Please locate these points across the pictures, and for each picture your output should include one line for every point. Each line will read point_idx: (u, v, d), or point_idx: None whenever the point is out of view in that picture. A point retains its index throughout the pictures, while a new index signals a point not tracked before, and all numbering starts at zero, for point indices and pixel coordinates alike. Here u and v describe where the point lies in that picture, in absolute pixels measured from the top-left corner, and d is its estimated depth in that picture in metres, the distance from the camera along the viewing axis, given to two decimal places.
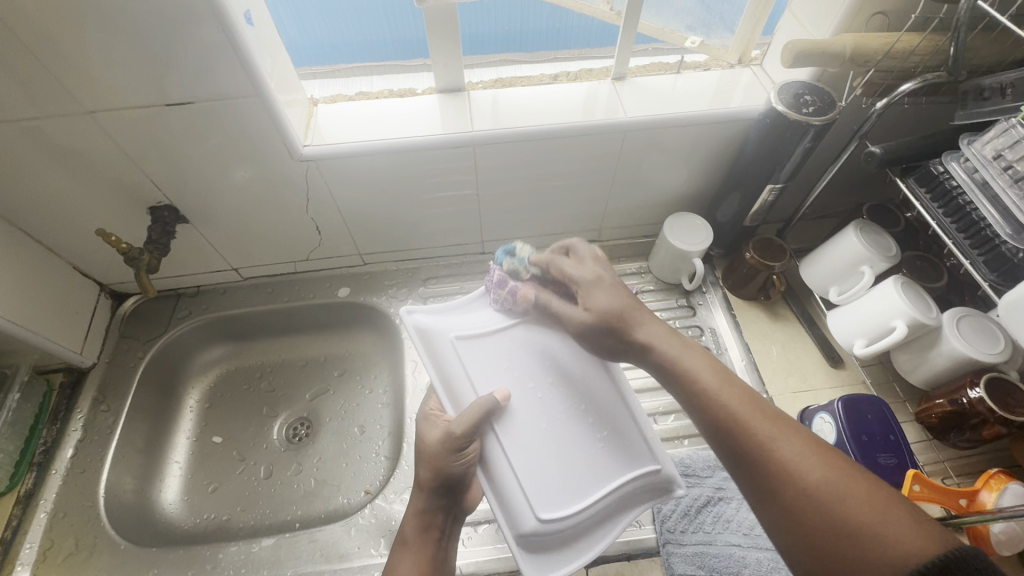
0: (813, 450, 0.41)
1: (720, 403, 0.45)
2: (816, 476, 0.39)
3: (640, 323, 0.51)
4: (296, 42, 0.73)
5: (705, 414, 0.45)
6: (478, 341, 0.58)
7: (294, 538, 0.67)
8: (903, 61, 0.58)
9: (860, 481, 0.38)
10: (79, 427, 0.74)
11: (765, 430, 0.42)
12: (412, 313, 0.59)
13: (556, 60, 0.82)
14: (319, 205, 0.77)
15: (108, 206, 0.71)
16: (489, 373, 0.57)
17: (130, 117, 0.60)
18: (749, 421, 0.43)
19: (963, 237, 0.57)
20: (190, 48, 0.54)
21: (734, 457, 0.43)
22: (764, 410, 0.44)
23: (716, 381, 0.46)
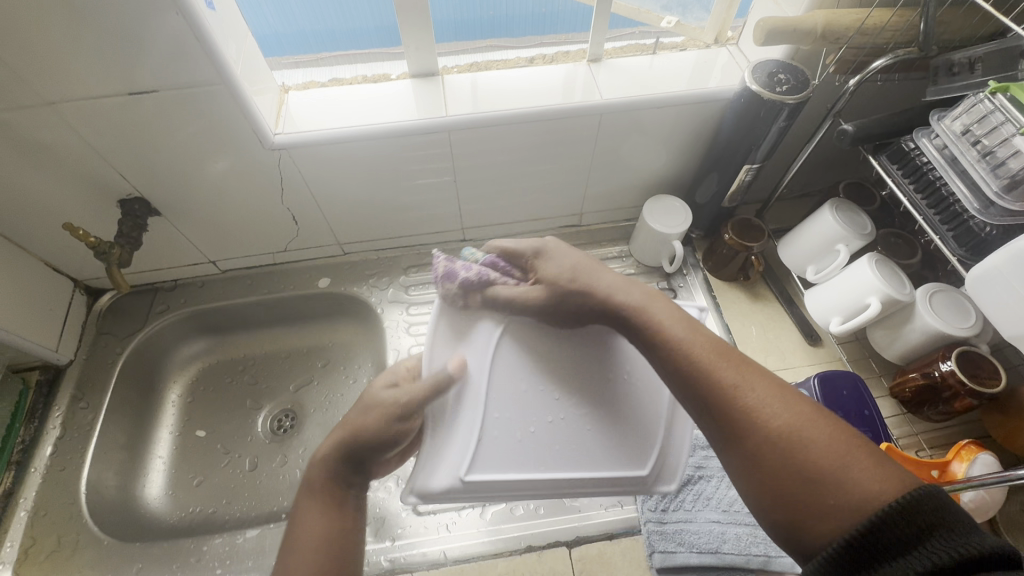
0: (779, 394, 0.40)
1: (681, 348, 0.44)
2: (781, 422, 0.38)
3: (593, 277, 0.50)
4: (277, 29, 0.71)
5: (667, 359, 0.44)
6: (481, 417, 0.50)
7: (279, 528, 0.67)
8: (875, 38, 0.58)
9: (824, 426, 0.38)
10: (57, 424, 0.74)
11: (733, 376, 0.41)
12: (420, 496, 0.46)
13: (543, 43, 0.80)
14: (295, 195, 0.76)
15: (77, 201, 0.69)
16: (504, 437, 0.50)
17: (93, 107, 0.58)
18: (713, 364, 0.42)
19: (934, 213, 0.57)
20: (153, 36, 0.53)
21: (695, 402, 0.42)
22: (731, 358, 0.42)
23: (681, 327, 0.45)
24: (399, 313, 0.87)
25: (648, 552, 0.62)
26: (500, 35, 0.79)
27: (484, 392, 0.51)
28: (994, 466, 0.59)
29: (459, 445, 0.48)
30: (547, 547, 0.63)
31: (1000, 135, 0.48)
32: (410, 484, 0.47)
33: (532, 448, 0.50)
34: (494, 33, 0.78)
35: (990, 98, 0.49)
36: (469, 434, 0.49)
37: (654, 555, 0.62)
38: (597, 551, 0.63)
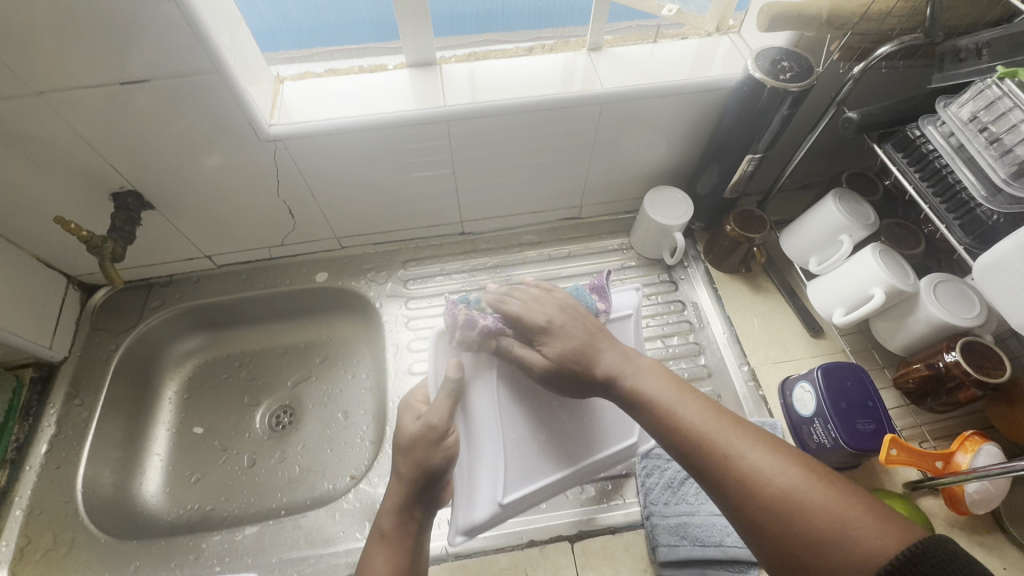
0: (772, 454, 0.41)
1: (681, 421, 0.46)
2: (776, 483, 0.40)
3: (594, 358, 0.52)
4: (271, 25, 0.69)
5: (668, 434, 0.46)
6: (501, 445, 0.55)
7: (278, 525, 0.66)
8: (880, 24, 0.57)
9: (817, 485, 0.39)
10: (52, 422, 0.73)
11: (724, 440, 0.43)
12: (466, 532, 0.53)
13: (538, 37, 0.79)
14: (291, 188, 0.75)
15: (69, 194, 0.68)
16: (518, 456, 0.56)
17: (83, 98, 0.57)
18: (708, 437, 0.43)
19: (940, 202, 0.56)
20: (143, 24, 0.52)
21: (699, 474, 0.44)
22: (723, 420, 0.45)
23: (676, 400, 0.47)
24: (398, 308, 0.86)
25: (651, 545, 0.61)
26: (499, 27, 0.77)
27: (498, 421, 0.56)
28: (999, 457, 0.58)
29: (487, 479, 0.54)
30: (549, 541, 0.63)
31: (1009, 121, 0.48)
32: (454, 526, 0.53)
33: (543, 458, 0.57)
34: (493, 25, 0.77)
35: (997, 84, 0.49)
36: (492, 471, 0.54)
37: (658, 548, 0.61)
38: (599, 545, 0.63)
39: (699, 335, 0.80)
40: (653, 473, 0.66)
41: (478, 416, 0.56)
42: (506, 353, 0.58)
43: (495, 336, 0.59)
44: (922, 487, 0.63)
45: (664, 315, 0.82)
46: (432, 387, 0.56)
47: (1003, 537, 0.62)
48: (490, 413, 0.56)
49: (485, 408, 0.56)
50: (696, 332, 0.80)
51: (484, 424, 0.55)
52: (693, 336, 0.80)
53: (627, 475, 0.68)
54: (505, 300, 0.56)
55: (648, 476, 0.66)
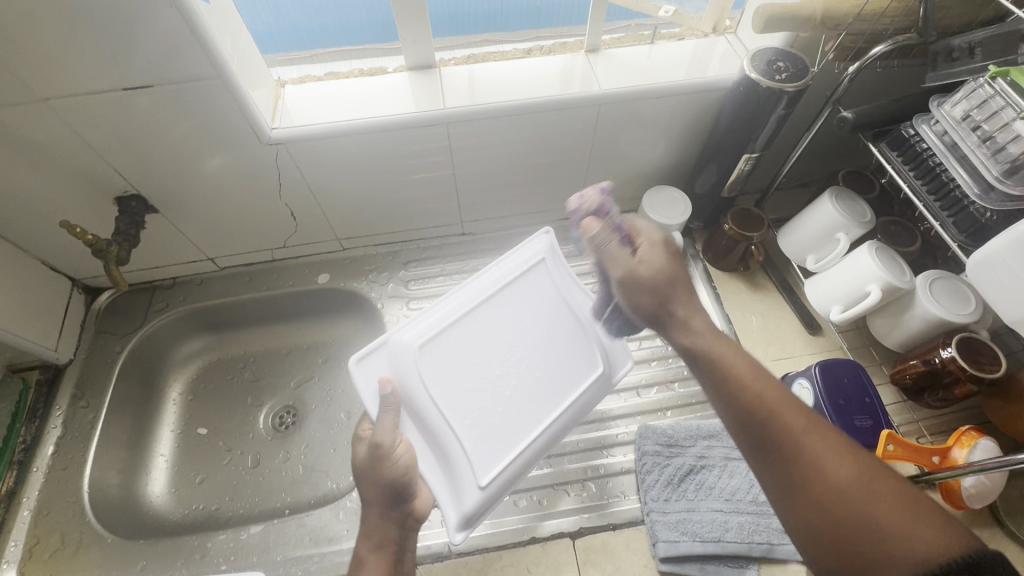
0: (839, 447, 0.39)
1: (747, 392, 0.43)
2: (843, 477, 0.38)
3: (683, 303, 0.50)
4: (270, 26, 0.70)
5: (729, 401, 0.44)
6: (461, 436, 0.57)
7: (283, 524, 0.67)
8: (874, 24, 0.58)
9: (891, 487, 0.37)
10: (58, 424, 0.73)
11: (792, 426, 0.40)
12: (463, 525, 0.56)
13: (537, 37, 0.80)
14: (292, 190, 0.76)
15: (73, 199, 0.69)
16: (481, 437, 0.58)
17: (87, 103, 0.58)
18: (776, 415, 0.41)
19: (934, 200, 0.57)
20: (147, 31, 0.52)
21: (757, 450, 0.41)
22: (793, 403, 0.42)
23: (744, 368, 0.44)
24: (399, 308, 0.86)
25: (651, 541, 0.62)
26: (499, 29, 0.78)
27: (449, 410, 0.58)
28: (994, 451, 0.59)
29: (459, 471, 0.57)
30: (551, 538, 0.64)
31: (1000, 120, 0.48)
32: (450, 524, 0.56)
33: (506, 431, 0.59)
34: (494, 27, 0.78)
35: (990, 83, 0.49)
36: (462, 460, 0.57)
37: (657, 544, 0.62)
38: (600, 542, 0.63)
39: None
40: (653, 471, 0.67)
41: (425, 416, 0.58)
42: (432, 346, 0.60)
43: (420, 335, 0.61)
44: (918, 482, 0.63)
45: None
46: (371, 406, 0.58)
47: (1000, 531, 0.63)
48: (435, 409, 0.57)
49: (430, 404, 0.57)
50: None
51: (436, 422, 0.57)
52: None
53: (627, 473, 0.69)
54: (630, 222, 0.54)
55: (648, 474, 0.67)
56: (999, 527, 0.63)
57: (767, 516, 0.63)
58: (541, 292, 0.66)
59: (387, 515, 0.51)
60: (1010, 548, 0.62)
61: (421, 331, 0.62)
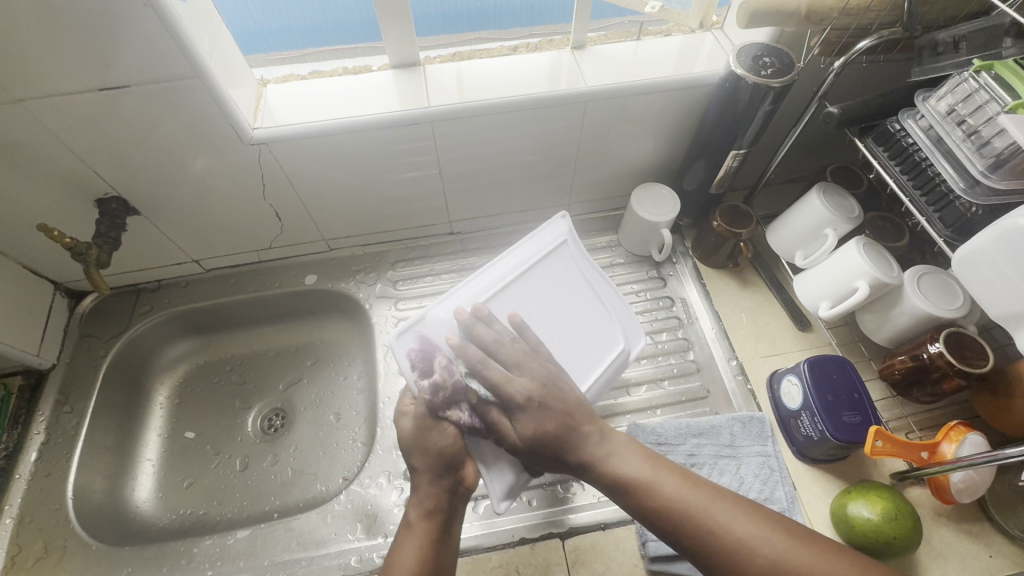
0: (754, 519, 0.44)
1: (662, 496, 0.46)
2: (766, 551, 0.42)
3: (575, 446, 0.49)
4: (261, 24, 0.70)
5: (648, 513, 0.46)
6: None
7: (270, 528, 0.67)
8: (859, 18, 0.58)
9: (809, 548, 0.42)
10: (42, 430, 0.72)
11: (701, 509, 0.45)
12: (509, 496, 0.54)
13: (531, 34, 0.79)
14: (277, 191, 0.75)
15: (53, 202, 0.67)
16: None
17: (63, 104, 0.57)
18: (692, 508, 0.45)
19: (920, 194, 0.57)
20: (124, 31, 0.51)
21: (686, 547, 0.45)
22: (694, 485, 0.47)
23: (650, 474, 0.48)
24: (387, 309, 0.86)
25: (641, 541, 0.62)
26: (488, 26, 0.78)
27: None
28: (982, 446, 0.59)
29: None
30: (541, 538, 0.63)
31: (985, 114, 0.48)
32: (495, 495, 0.53)
33: None
34: (483, 24, 0.77)
35: (974, 77, 0.49)
36: None
37: (647, 544, 0.62)
38: (590, 542, 0.63)
39: (687, 331, 0.80)
40: None
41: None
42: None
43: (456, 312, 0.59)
44: (907, 477, 0.64)
45: (653, 312, 0.82)
46: (412, 376, 0.54)
47: (989, 525, 0.63)
48: None
49: (476, 375, 0.56)
50: (684, 328, 0.80)
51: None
52: (682, 332, 0.80)
53: None
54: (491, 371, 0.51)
55: None
56: (988, 521, 0.63)
57: None
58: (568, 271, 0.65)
59: (438, 484, 0.52)
60: (999, 542, 0.62)
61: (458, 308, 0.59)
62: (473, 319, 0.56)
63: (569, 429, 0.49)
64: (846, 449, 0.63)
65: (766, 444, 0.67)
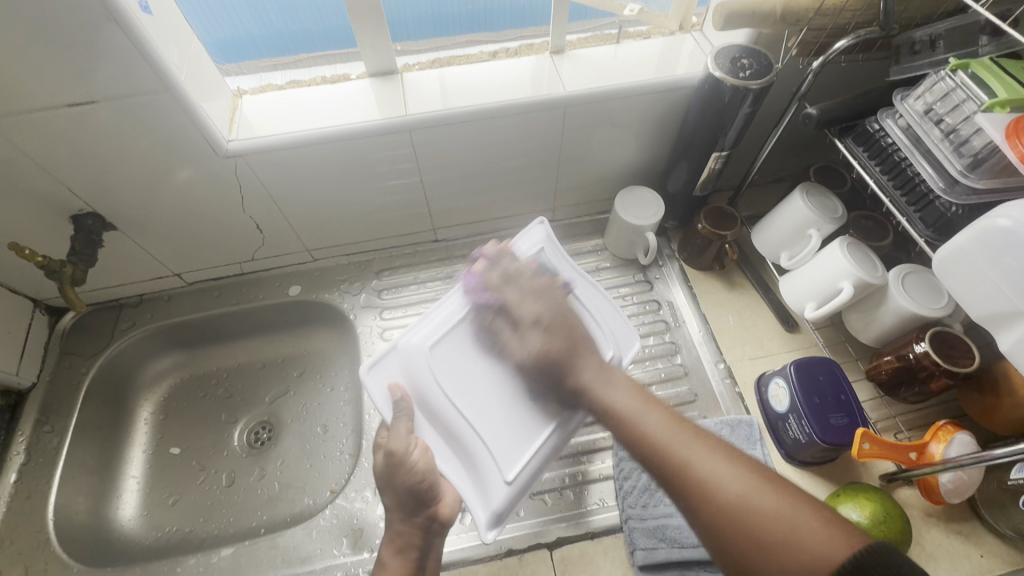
0: (728, 460, 0.42)
1: (639, 425, 0.46)
2: (729, 489, 0.40)
3: (582, 364, 0.52)
4: (253, 32, 0.69)
5: (629, 440, 0.46)
6: (479, 430, 0.55)
7: (254, 545, 0.66)
8: (835, 18, 0.57)
9: (774, 492, 0.39)
10: (22, 450, 0.71)
11: (677, 447, 0.43)
12: (494, 524, 0.53)
13: (521, 35, 0.79)
14: (256, 201, 0.74)
15: (28, 220, 0.66)
16: (501, 430, 0.56)
17: (31, 121, 0.56)
18: (664, 442, 0.44)
19: (901, 195, 0.56)
20: (90, 45, 0.51)
21: (659, 479, 0.43)
22: (679, 427, 0.45)
23: (635, 406, 0.47)
24: (373, 318, 0.85)
25: (629, 550, 0.61)
26: (478, 29, 0.77)
27: (465, 407, 0.55)
28: (971, 446, 0.58)
29: (483, 468, 0.54)
30: (529, 549, 0.62)
31: (963, 113, 0.48)
32: (481, 522, 0.53)
33: (524, 423, 0.57)
34: (472, 27, 0.77)
35: (951, 76, 0.48)
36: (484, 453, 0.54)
37: (636, 552, 0.61)
38: (578, 552, 0.62)
39: (675, 335, 0.80)
40: (630, 476, 0.66)
41: (443, 417, 0.56)
42: (442, 344, 0.59)
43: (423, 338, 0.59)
44: (896, 479, 0.63)
45: (640, 316, 0.82)
46: (384, 412, 0.56)
47: (980, 524, 0.63)
48: (450, 406, 0.56)
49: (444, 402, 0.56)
50: (672, 331, 0.80)
51: (453, 418, 0.55)
52: (669, 335, 0.80)
53: (605, 479, 0.68)
54: (505, 290, 0.57)
55: (625, 480, 0.66)
56: (978, 520, 0.63)
57: None
58: None
59: (410, 520, 0.52)
60: (990, 541, 0.61)
61: (428, 335, 0.60)
62: (499, 253, 0.61)
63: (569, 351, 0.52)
64: (832, 452, 0.62)
65: (755, 449, 0.66)
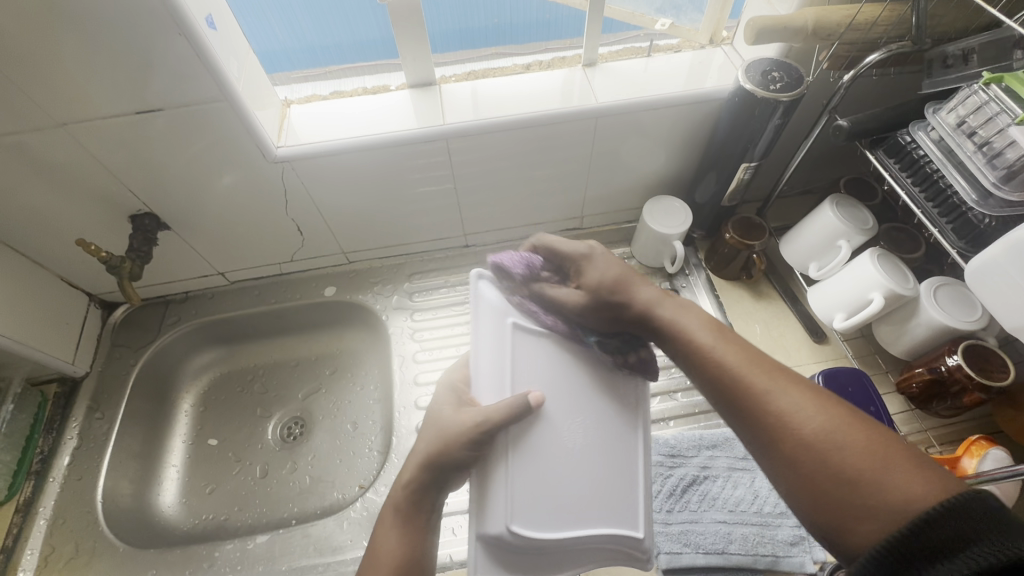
0: (814, 400, 0.38)
1: (715, 357, 0.43)
2: (814, 426, 0.37)
3: (635, 288, 0.49)
4: (286, 45, 0.73)
5: (706, 375, 0.43)
6: (589, 510, 0.46)
7: (288, 534, 0.68)
8: (866, 33, 0.59)
9: (864, 431, 0.36)
10: (74, 435, 0.76)
11: (763, 382, 0.40)
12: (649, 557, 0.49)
13: (547, 48, 0.82)
14: (298, 205, 0.78)
15: (90, 218, 0.71)
16: (602, 495, 0.47)
17: (101, 127, 0.60)
18: (748, 374, 0.41)
19: (932, 206, 0.57)
20: (162, 57, 0.55)
21: (741, 417, 0.41)
22: (767, 366, 0.41)
23: (711, 337, 0.44)
24: (404, 320, 0.88)
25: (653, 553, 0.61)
26: (505, 43, 0.80)
27: (562, 500, 0.45)
28: (1006, 461, 0.57)
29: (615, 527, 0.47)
30: None
31: (996, 126, 0.48)
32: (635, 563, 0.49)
33: (615, 472, 0.48)
34: (500, 40, 0.80)
35: (984, 89, 0.49)
36: (600, 516, 0.46)
37: (660, 556, 0.61)
38: None
39: None
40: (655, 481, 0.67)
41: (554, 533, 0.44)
42: (512, 491, 0.43)
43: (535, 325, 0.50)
44: None
45: None
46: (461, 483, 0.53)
47: None
48: (554, 528, 0.44)
49: (505, 483, 0.43)
50: None
51: (561, 532, 0.44)
52: None
53: None
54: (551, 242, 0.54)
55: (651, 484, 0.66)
56: None
57: (772, 527, 0.62)
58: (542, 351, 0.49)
59: None
60: None
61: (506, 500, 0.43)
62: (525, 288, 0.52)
63: (620, 293, 0.49)
64: None
65: None
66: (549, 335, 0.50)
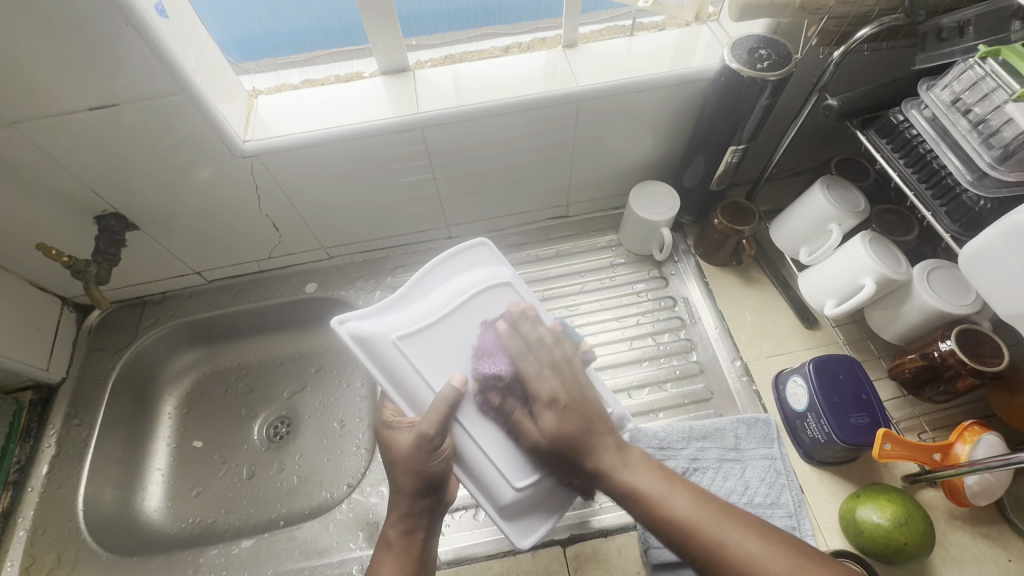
0: (764, 540, 0.40)
1: (669, 510, 0.44)
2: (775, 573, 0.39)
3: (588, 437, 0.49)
4: (271, 28, 0.70)
5: (661, 530, 0.44)
6: None
7: (273, 538, 0.67)
8: (857, 5, 0.56)
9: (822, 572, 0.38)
10: (53, 442, 0.74)
11: (716, 533, 0.41)
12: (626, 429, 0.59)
13: (537, 28, 0.78)
14: (271, 201, 0.75)
15: (53, 219, 0.69)
16: None
17: (53, 125, 0.57)
18: (700, 526, 0.42)
19: (926, 187, 0.54)
20: (110, 50, 0.52)
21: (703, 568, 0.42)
22: (714, 509, 0.43)
23: (659, 487, 0.45)
24: None
25: (643, 548, 0.61)
26: (494, 23, 0.77)
27: None
28: (999, 447, 0.56)
29: None
30: (543, 545, 0.62)
31: (992, 102, 0.46)
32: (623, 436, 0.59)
33: None
34: (489, 21, 0.76)
35: (980, 64, 0.46)
36: None
37: (650, 551, 0.61)
38: (591, 549, 0.62)
39: (690, 331, 0.79)
40: None
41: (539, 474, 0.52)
42: (490, 456, 0.51)
43: (403, 327, 0.54)
44: (919, 480, 0.61)
45: (655, 312, 0.81)
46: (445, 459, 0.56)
47: (1008, 529, 0.60)
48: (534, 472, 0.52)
49: (482, 454, 0.51)
50: (687, 328, 0.79)
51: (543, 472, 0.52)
52: (684, 332, 0.79)
53: None
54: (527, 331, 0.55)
55: None
56: (1006, 523, 0.61)
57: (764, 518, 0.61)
58: (423, 341, 0.54)
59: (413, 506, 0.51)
60: (1019, 546, 0.59)
61: (485, 467, 0.51)
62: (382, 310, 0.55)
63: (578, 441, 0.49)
64: (853, 452, 0.61)
65: (771, 447, 0.65)
66: (424, 327, 0.54)
